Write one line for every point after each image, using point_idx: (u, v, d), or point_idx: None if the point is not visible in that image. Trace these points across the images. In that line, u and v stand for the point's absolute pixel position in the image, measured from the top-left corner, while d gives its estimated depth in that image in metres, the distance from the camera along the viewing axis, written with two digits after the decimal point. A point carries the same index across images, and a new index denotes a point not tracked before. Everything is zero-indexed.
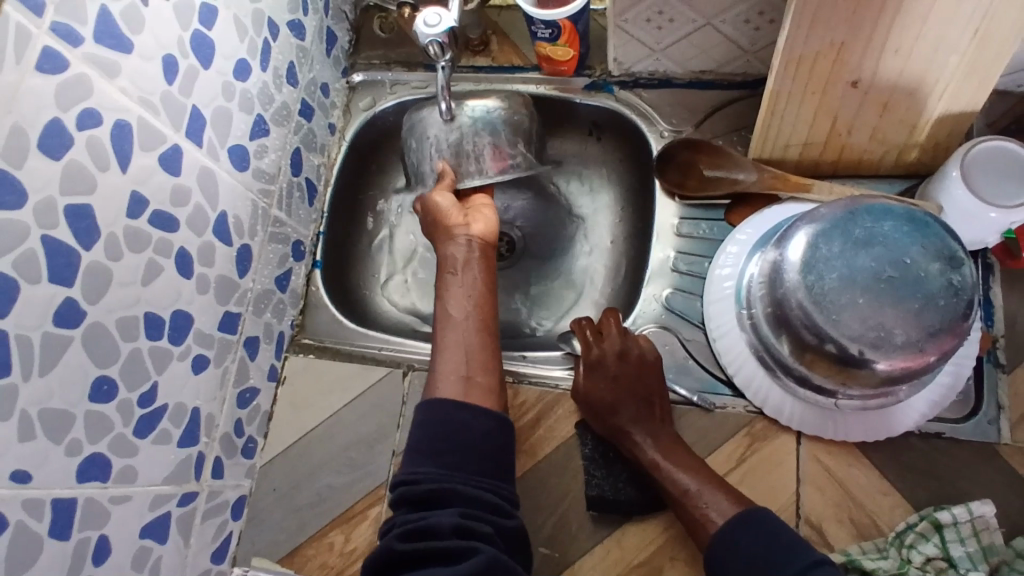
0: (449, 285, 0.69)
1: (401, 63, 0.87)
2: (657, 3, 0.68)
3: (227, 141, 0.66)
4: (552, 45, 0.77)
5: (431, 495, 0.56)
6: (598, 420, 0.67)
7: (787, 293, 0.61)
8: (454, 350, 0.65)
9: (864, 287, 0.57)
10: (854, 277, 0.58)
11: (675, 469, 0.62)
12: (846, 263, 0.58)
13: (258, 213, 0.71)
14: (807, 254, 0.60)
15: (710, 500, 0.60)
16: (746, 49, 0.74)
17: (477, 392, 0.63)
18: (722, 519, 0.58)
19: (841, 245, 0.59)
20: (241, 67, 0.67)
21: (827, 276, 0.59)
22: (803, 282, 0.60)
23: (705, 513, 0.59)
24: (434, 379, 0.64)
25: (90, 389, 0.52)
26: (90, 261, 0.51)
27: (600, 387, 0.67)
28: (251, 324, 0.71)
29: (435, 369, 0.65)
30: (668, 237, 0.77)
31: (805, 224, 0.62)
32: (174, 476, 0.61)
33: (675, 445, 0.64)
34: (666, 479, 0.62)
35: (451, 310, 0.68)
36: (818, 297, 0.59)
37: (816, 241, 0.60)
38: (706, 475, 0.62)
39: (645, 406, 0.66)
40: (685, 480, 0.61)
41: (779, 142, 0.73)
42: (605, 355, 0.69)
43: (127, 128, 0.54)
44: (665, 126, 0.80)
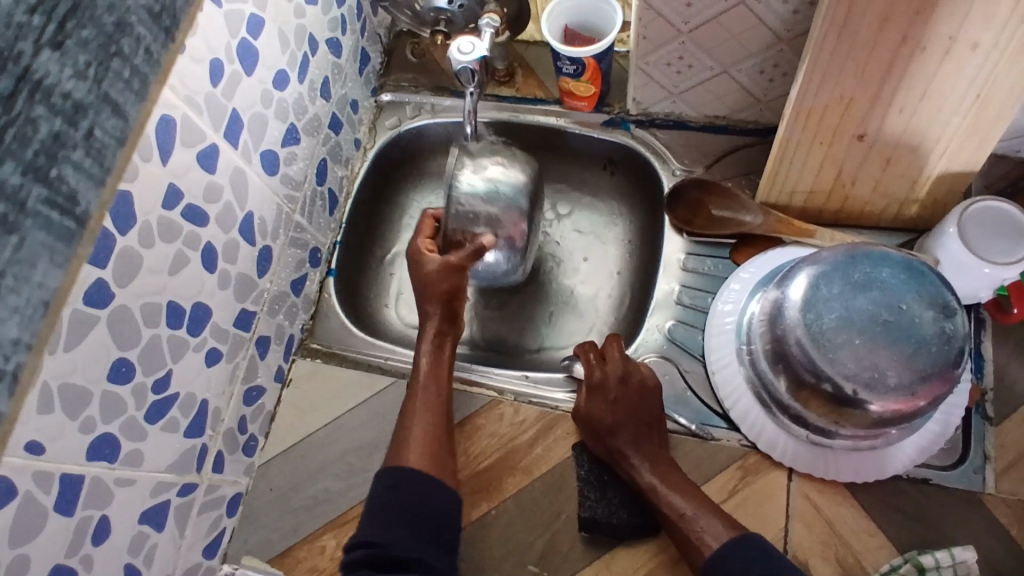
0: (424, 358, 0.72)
1: (430, 87, 0.90)
2: (678, 49, 0.73)
3: (260, 146, 0.69)
4: (575, 81, 0.81)
5: (401, 561, 0.57)
6: (598, 439, 0.69)
7: (787, 330, 0.63)
8: (424, 426, 0.67)
9: (861, 328, 0.60)
10: (852, 318, 0.60)
11: (672, 493, 0.64)
12: (845, 305, 0.61)
13: (282, 217, 0.74)
14: (808, 294, 0.63)
15: (705, 525, 0.61)
16: (760, 98, 0.78)
17: (442, 468, 0.65)
18: (717, 542, 0.60)
19: (842, 286, 0.61)
20: (281, 78, 0.71)
21: (826, 315, 0.61)
22: (803, 319, 0.62)
23: (700, 535, 0.60)
24: (401, 448, 0.66)
25: (110, 369, 0.53)
26: (124, 245, 0.53)
27: (597, 409, 0.69)
28: (265, 324, 0.73)
29: (404, 442, 0.66)
30: (674, 271, 0.79)
31: (808, 264, 0.65)
32: (177, 466, 0.62)
33: (671, 469, 0.66)
34: (662, 502, 0.64)
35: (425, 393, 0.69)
36: (817, 335, 0.61)
37: (818, 281, 0.63)
38: (701, 500, 0.63)
39: (645, 430, 0.68)
40: (681, 503, 0.63)
41: (786, 190, 0.75)
42: (607, 380, 0.70)
43: (172, 122, 0.57)
44: (678, 165, 0.83)
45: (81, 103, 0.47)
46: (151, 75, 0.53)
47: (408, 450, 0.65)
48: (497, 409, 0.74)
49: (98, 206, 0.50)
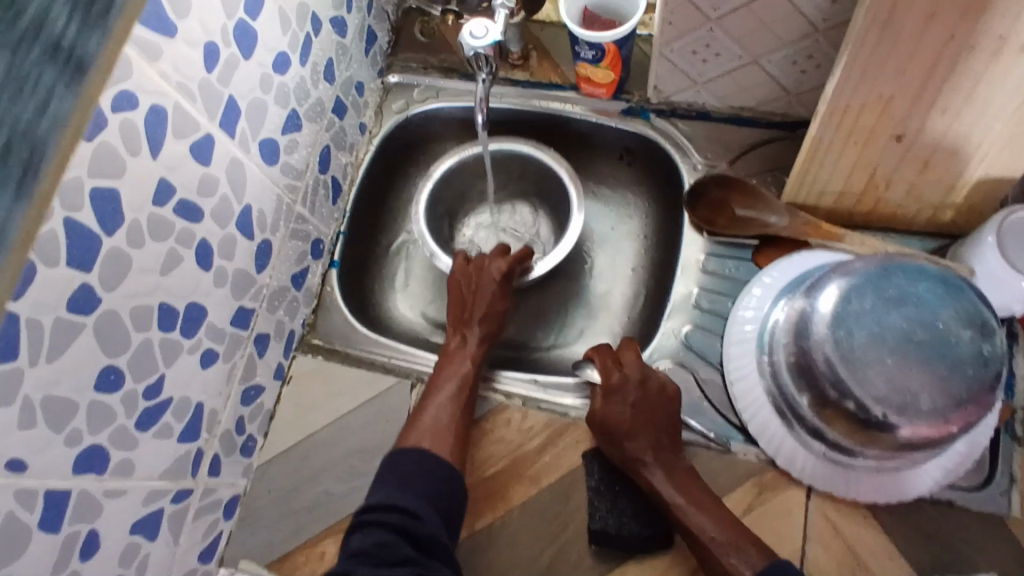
0: (473, 342, 0.72)
1: (439, 69, 0.85)
2: (706, 36, 0.68)
3: (259, 134, 0.65)
4: (594, 67, 0.76)
5: (430, 546, 0.54)
6: (623, 453, 0.65)
7: (814, 346, 0.60)
8: (454, 416, 0.66)
9: (893, 347, 0.57)
10: (885, 336, 0.57)
11: (701, 518, 0.60)
12: (877, 321, 0.57)
13: (282, 209, 0.70)
14: (838, 308, 0.59)
15: (738, 558, 0.58)
16: (789, 90, 0.73)
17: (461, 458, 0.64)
18: (751, 573, 0.57)
19: (874, 302, 0.58)
20: (282, 61, 0.66)
21: (857, 332, 0.58)
22: (832, 334, 0.59)
23: (732, 568, 0.57)
24: (421, 432, 0.64)
25: (98, 378, 0.50)
26: (111, 247, 0.50)
27: (620, 415, 0.65)
28: (264, 321, 0.70)
29: (416, 423, 0.65)
30: (693, 273, 0.75)
31: (838, 276, 0.61)
32: (171, 472, 0.60)
33: (697, 493, 0.62)
34: (690, 529, 0.60)
35: (449, 381, 0.69)
36: (847, 353, 0.58)
37: (849, 295, 0.59)
38: (731, 528, 0.60)
39: (664, 439, 0.65)
40: (710, 531, 0.60)
41: (815, 190, 0.71)
42: (622, 393, 0.66)
43: (162, 113, 0.53)
44: (699, 159, 0.79)
45: (42, 137, 0.42)
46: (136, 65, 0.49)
47: (419, 430, 0.64)
48: (505, 414, 0.71)
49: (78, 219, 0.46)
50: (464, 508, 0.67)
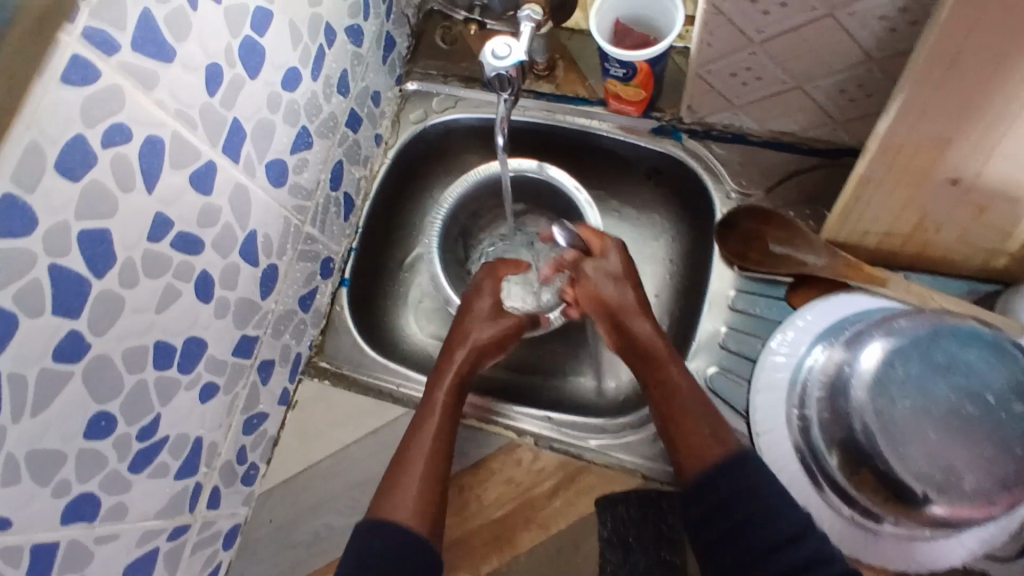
0: (442, 385, 0.69)
1: (459, 78, 0.81)
2: (747, 59, 0.62)
3: (266, 155, 0.61)
4: (624, 84, 0.71)
5: None
6: (611, 314, 0.73)
7: (852, 411, 0.56)
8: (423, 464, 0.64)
9: (938, 421, 0.53)
10: (929, 409, 0.53)
11: (678, 401, 0.66)
12: (922, 389, 0.54)
13: (290, 231, 0.67)
14: (881, 371, 0.55)
15: (705, 431, 0.63)
16: (835, 118, 0.67)
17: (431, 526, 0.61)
18: (722, 447, 0.62)
19: (920, 368, 0.54)
20: (291, 77, 0.62)
21: (900, 402, 0.54)
22: (871, 403, 0.54)
23: (703, 436, 0.63)
24: (391, 492, 0.62)
25: (87, 425, 0.48)
26: (101, 289, 0.47)
27: (597, 293, 0.73)
28: (268, 347, 0.67)
29: (391, 485, 0.63)
30: (720, 310, 0.71)
31: (880, 335, 0.56)
32: (167, 510, 0.58)
33: (676, 361, 0.68)
34: (666, 399, 0.66)
35: (425, 427, 0.66)
36: (887, 425, 0.54)
37: (892, 360, 0.55)
38: (700, 401, 0.65)
39: (634, 323, 0.71)
40: (680, 386, 0.66)
41: (858, 229, 0.65)
42: (609, 257, 0.74)
43: (159, 144, 0.49)
44: (733, 186, 0.74)
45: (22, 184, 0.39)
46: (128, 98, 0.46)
47: (393, 496, 0.62)
48: (515, 454, 0.68)
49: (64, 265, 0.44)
50: (471, 553, 0.65)
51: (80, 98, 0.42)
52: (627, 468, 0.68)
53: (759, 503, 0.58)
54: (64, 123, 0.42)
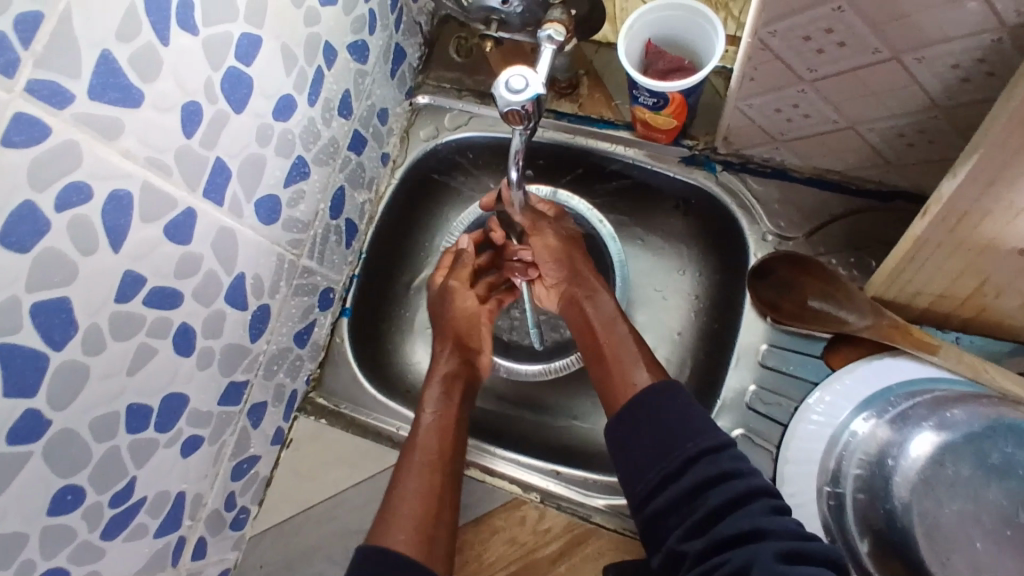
0: (427, 398, 0.65)
1: (474, 93, 0.76)
2: (795, 96, 0.55)
3: (255, 192, 0.56)
4: (653, 113, 0.64)
5: None
6: (570, 272, 0.69)
7: (895, 505, 0.53)
8: (414, 485, 0.59)
9: (987, 531, 0.50)
10: (979, 516, 0.51)
11: (612, 350, 0.63)
12: (972, 495, 0.51)
13: (283, 267, 0.62)
14: (930, 470, 0.53)
15: (641, 363, 0.61)
16: (890, 161, 0.59)
17: (429, 551, 0.56)
18: (650, 375, 0.60)
19: (972, 471, 0.52)
20: (284, 105, 0.57)
21: (947, 504, 0.51)
22: (916, 501, 0.52)
23: (634, 371, 0.60)
24: (387, 522, 0.57)
25: (51, 501, 0.46)
26: (61, 362, 0.43)
27: (551, 243, 0.70)
28: (260, 389, 0.64)
29: (386, 515, 0.58)
30: (749, 364, 0.65)
31: (932, 426, 0.54)
32: (146, 569, 0.56)
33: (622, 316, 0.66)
34: (605, 350, 0.64)
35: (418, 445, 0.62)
36: (931, 528, 0.51)
37: (944, 457, 0.53)
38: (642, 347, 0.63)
39: (574, 277, 0.69)
40: (619, 334, 0.64)
41: (908, 289, 0.58)
42: (563, 221, 0.71)
43: (126, 198, 0.45)
44: (770, 226, 0.67)
45: None
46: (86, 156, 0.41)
47: (390, 527, 0.57)
48: (520, 511, 0.64)
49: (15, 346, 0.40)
50: None
51: (28, 163, 0.38)
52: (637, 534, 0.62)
53: (678, 424, 0.54)
54: (9, 192, 0.37)
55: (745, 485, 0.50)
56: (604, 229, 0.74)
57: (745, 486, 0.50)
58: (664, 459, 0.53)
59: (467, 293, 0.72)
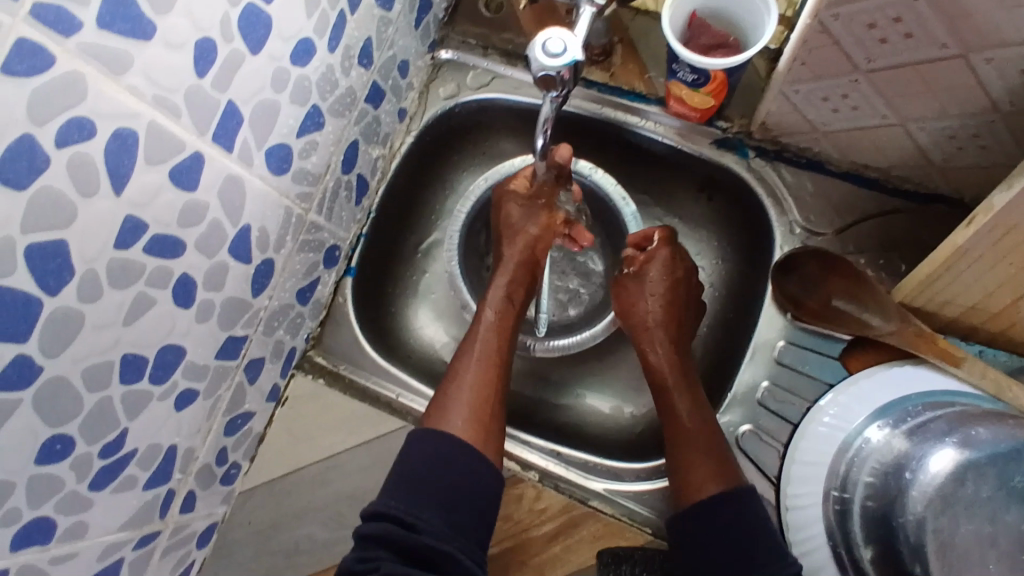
0: (491, 296, 0.64)
1: (500, 52, 0.72)
2: (847, 86, 0.52)
3: (266, 141, 0.53)
4: (691, 90, 0.61)
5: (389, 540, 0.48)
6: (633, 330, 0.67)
7: (908, 520, 0.54)
8: (473, 375, 0.59)
9: (1001, 552, 0.51)
10: (994, 537, 0.52)
11: (681, 433, 0.58)
12: (990, 516, 0.52)
13: (291, 222, 0.59)
14: (949, 487, 0.53)
15: (708, 467, 0.56)
16: (935, 162, 0.57)
17: (487, 438, 0.55)
18: (717, 486, 0.54)
19: (993, 492, 0.52)
20: (304, 49, 0.53)
21: (964, 523, 0.52)
22: (931, 518, 0.53)
23: (700, 478, 0.55)
24: (445, 401, 0.57)
25: (40, 450, 0.44)
26: (54, 308, 0.41)
27: (641, 304, 0.66)
28: (259, 345, 0.61)
29: (446, 397, 0.57)
30: (764, 360, 0.64)
31: (955, 443, 0.54)
32: (134, 521, 0.55)
33: (688, 390, 0.61)
34: (675, 431, 0.59)
35: (479, 337, 0.62)
36: (944, 545, 0.52)
37: (965, 475, 0.53)
38: (711, 445, 0.57)
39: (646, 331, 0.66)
40: (685, 423, 0.59)
41: (939, 297, 0.55)
42: (649, 273, 0.66)
43: (130, 137, 0.42)
44: (798, 219, 0.65)
45: None
46: (88, 90, 0.38)
47: (448, 406, 0.56)
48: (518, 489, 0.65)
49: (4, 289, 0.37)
50: None
51: (26, 94, 0.35)
52: (636, 521, 0.62)
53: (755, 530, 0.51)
54: (4, 125, 0.34)
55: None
56: (627, 209, 0.70)
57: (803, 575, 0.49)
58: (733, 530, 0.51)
59: (547, 212, 0.68)
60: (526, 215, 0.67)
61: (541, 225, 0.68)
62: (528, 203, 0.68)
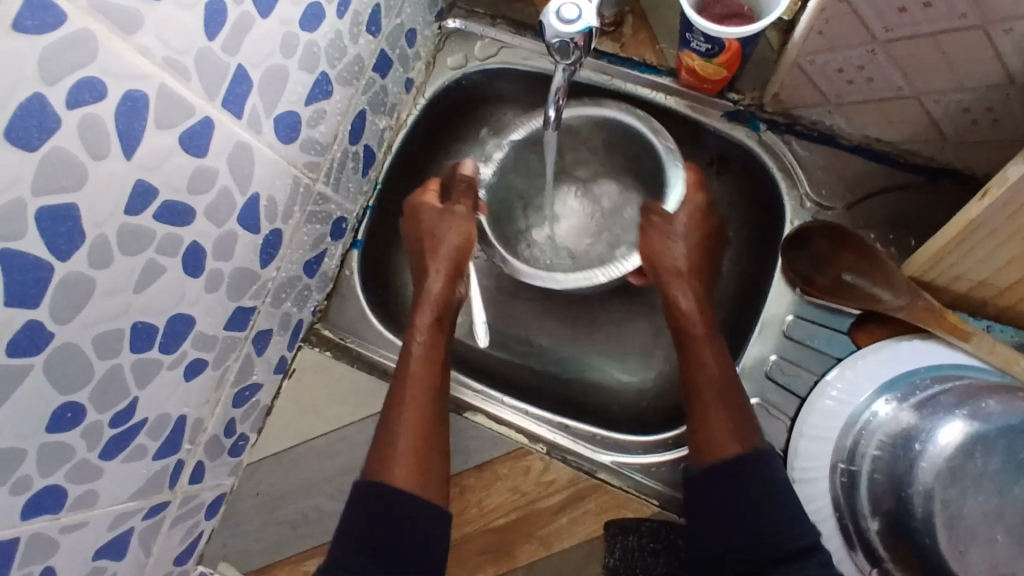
0: (421, 317, 0.63)
1: (508, 21, 0.71)
2: (864, 57, 0.51)
3: (275, 107, 0.52)
4: (704, 61, 0.60)
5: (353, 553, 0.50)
6: (656, 276, 0.65)
7: (914, 492, 0.53)
8: (411, 420, 0.58)
9: (1010, 524, 0.51)
10: (1003, 511, 0.51)
11: (703, 384, 0.58)
12: (998, 488, 0.51)
13: (298, 192, 0.59)
14: (958, 459, 0.52)
15: (725, 429, 0.56)
16: (948, 137, 0.56)
17: (427, 482, 0.56)
18: (740, 447, 0.55)
19: (1002, 464, 0.51)
20: (313, 13, 0.52)
21: (971, 497, 0.52)
22: (939, 489, 0.52)
23: (723, 436, 0.56)
24: (388, 454, 0.56)
25: (51, 418, 0.44)
26: (65, 273, 0.40)
27: (675, 255, 0.64)
28: (267, 316, 0.61)
29: (387, 446, 0.56)
30: (772, 334, 0.64)
31: (964, 414, 0.53)
32: (143, 491, 0.55)
33: (713, 338, 0.61)
34: (696, 383, 0.59)
35: (411, 368, 0.60)
36: (952, 518, 0.52)
37: (974, 447, 0.52)
38: (734, 397, 0.58)
39: (678, 274, 0.64)
40: (710, 371, 0.59)
41: (950, 273, 0.55)
42: (677, 214, 0.65)
43: (141, 100, 0.41)
44: (809, 192, 0.65)
45: None
46: (99, 50, 0.37)
47: (392, 460, 0.56)
48: (525, 461, 0.64)
49: (15, 253, 0.37)
50: (466, 561, 0.63)
51: (38, 52, 0.34)
52: (643, 493, 0.62)
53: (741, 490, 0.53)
54: (15, 83, 0.34)
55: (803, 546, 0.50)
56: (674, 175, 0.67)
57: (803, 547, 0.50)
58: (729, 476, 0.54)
59: (465, 219, 0.66)
60: (444, 223, 0.65)
61: (462, 237, 0.65)
62: (447, 209, 0.66)
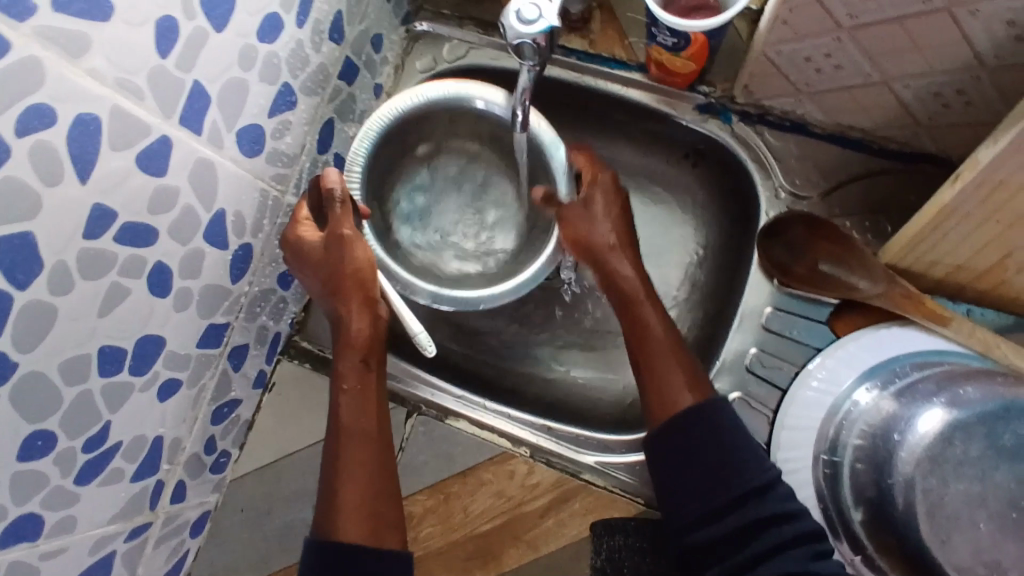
0: (347, 358, 0.57)
1: (476, 21, 0.70)
2: (830, 45, 0.51)
3: (237, 121, 0.51)
4: (671, 55, 0.60)
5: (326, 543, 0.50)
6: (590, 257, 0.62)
7: (895, 485, 0.54)
8: (355, 468, 0.53)
9: (991, 513, 0.52)
10: (985, 497, 0.52)
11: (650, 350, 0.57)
12: (980, 474, 0.52)
13: (267, 205, 0.58)
14: (937, 448, 0.53)
15: (682, 378, 0.55)
16: (919, 121, 0.56)
17: (382, 531, 0.51)
18: (695, 396, 0.54)
19: (981, 450, 0.53)
20: (270, 24, 0.51)
21: (952, 484, 0.53)
22: (919, 478, 0.53)
23: (675, 390, 0.55)
24: (336, 512, 0.51)
25: (22, 447, 0.43)
26: (26, 302, 0.40)
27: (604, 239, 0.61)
28: (241, 332, 0.60)
29: (334, 505, 0.51)
30: (752, 327, 0.63)
31: (943, 403, 0.54)
32: (123, 514, 0.54)
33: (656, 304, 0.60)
34: (641, 343, 0.58)
35: (343, 418, 0.55)
36: (934, 507, 0.53)
37: (953, 435, 0.53)
38: (682, 353, 0.57)
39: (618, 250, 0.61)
40: (652, 331, 0.58)
41: (925, 259, 0.55)
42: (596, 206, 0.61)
43: (93, 123, 0.40)
44: (784, 183, 0.64)
45: None
46: (46, 74, 0.37)
47: (340, 517, 0.51)
48: (509, 465, 0.64)
49: None
50: (452, 565, 0.63)
51: None
52: (627, 492, 0.62)
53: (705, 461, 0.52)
54: None
55: (792, 536, 0.48)
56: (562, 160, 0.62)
57: (794, 535, 0.48)
58: (703, 460, 0.52)
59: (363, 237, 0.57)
60: (349, 245, 0.56)
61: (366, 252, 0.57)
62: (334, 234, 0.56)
